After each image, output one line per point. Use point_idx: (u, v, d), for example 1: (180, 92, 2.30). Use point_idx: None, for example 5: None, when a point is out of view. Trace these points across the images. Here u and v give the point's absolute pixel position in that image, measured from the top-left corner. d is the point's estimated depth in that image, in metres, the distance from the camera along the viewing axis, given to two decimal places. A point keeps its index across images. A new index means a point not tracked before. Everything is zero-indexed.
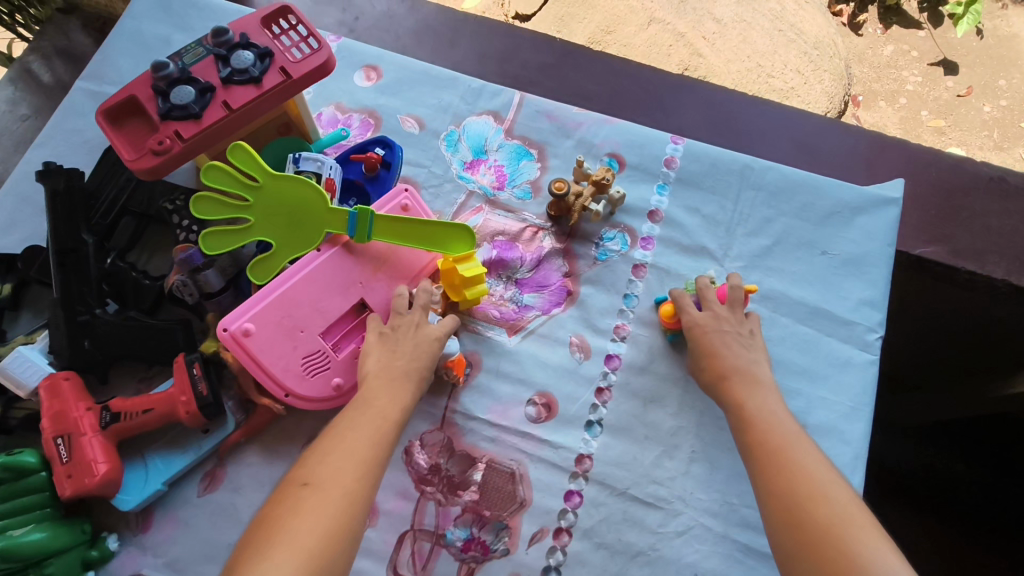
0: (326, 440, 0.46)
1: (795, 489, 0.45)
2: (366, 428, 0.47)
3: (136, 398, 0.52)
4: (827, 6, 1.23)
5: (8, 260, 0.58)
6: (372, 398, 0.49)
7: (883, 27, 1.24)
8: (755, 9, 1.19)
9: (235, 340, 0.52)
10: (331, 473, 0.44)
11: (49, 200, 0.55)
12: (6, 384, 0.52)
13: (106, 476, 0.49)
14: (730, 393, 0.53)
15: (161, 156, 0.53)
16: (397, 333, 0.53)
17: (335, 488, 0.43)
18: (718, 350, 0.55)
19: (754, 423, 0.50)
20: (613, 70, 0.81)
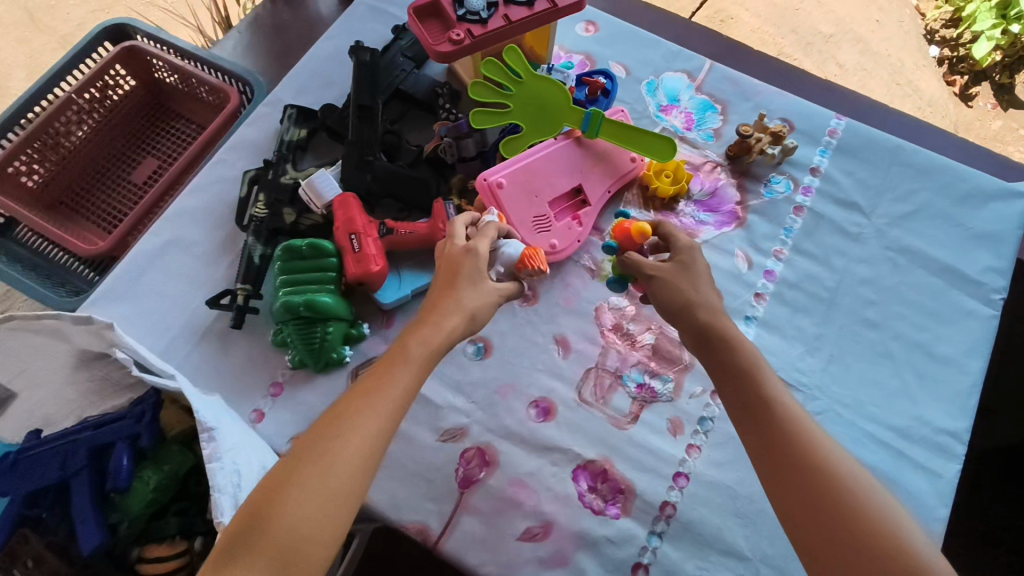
0: (334, 410, 0.48)
1: (822, 477, 0.46)
2: (371, 398, 0.48)
3: (404, 223, 0.67)
4: (942, 74, 1.35)
5: (307, 111, 0.75)
6: (391, 366, 0.51)
7: (993, 103, 1.33)
8: (878, 62, 1.35)
9: (490, 189, 0.66)
10: (333, 449, 0.45)
11: (357, 67, 0.72)
12: (309, 194, 0.68)
13: (379, 272, 0.64)
14: (725, 349, 0.55)
15: (455, 45, 0.68)
16: (443, 277, 0.57)
17: (334, 465, 0.45)
18: (697, 284, 0.59)
19: (765, 400, 0.51)
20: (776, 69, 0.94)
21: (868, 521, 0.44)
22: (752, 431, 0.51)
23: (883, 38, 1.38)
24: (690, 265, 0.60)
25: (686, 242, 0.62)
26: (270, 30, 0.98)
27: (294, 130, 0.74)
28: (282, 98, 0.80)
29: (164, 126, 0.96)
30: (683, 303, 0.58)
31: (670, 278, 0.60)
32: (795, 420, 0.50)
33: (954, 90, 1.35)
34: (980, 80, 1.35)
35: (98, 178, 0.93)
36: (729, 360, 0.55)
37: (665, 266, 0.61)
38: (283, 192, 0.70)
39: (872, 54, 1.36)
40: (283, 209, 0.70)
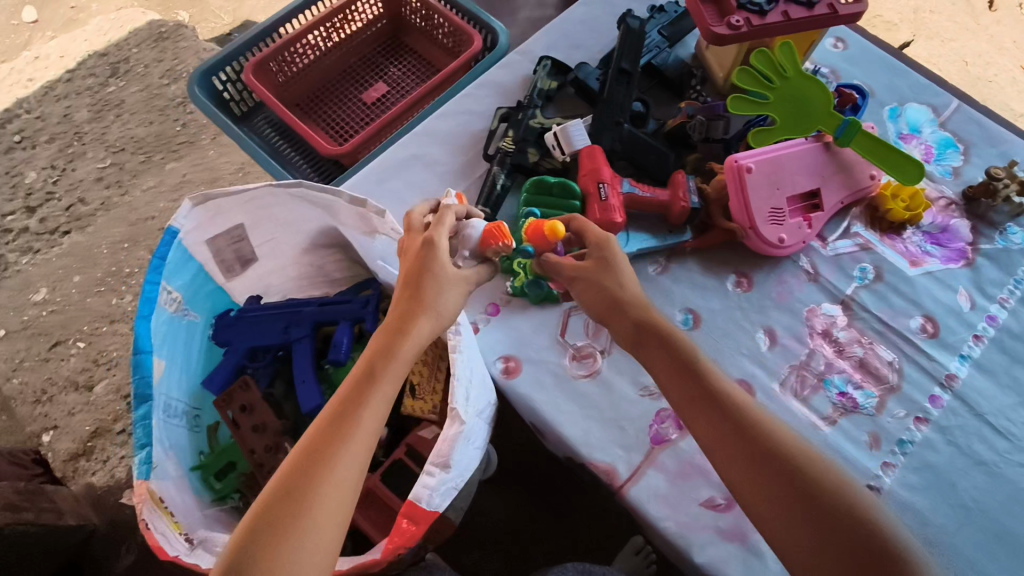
0: (305, 446, 0.48)
1: (790, 467, 0.48)
2: (348, 431, 0.49)
3: (645, 186, 0.70)
4: None
5: (561, 66, 0.79)
6: (361, 394, 0.51)
7: None
8: None
9: (739, 171, 0.67)
10: (314, 489, 0.46)
11: (624, 32, 0.74)
12: (560, 139, 0.71)
13: (617, 225, 0.67)
14: (661, 344, 0.57)
15: (732, 31, 0.69)
16: (408, 275, 0.58)
17: (318, 503, 0.45)
18: (625, 283, 0.60)
19: (714, 396, 0.53)
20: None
21: (845, 502, 0.46)
22: (708, 430, 0.52)
23: None
24: (612, 264, 0.61)
25: (607, 235, 0.63)
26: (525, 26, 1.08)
27: (546, 80, 0.78)
28: (532, 52, 0.82)
29: (396, 57, 1.03)
30: (613, 306, 0.60)
31: (592, 276, 0.61)
32: (752, 413, 0.52)
33: None
34: None
35: (331, 91, 1.00)
36: (675, 357, 0.56)
37: (585, 264, 0.62)
38: (529, 133, 0.74)
39: None
40: (528, 148, 0.74)
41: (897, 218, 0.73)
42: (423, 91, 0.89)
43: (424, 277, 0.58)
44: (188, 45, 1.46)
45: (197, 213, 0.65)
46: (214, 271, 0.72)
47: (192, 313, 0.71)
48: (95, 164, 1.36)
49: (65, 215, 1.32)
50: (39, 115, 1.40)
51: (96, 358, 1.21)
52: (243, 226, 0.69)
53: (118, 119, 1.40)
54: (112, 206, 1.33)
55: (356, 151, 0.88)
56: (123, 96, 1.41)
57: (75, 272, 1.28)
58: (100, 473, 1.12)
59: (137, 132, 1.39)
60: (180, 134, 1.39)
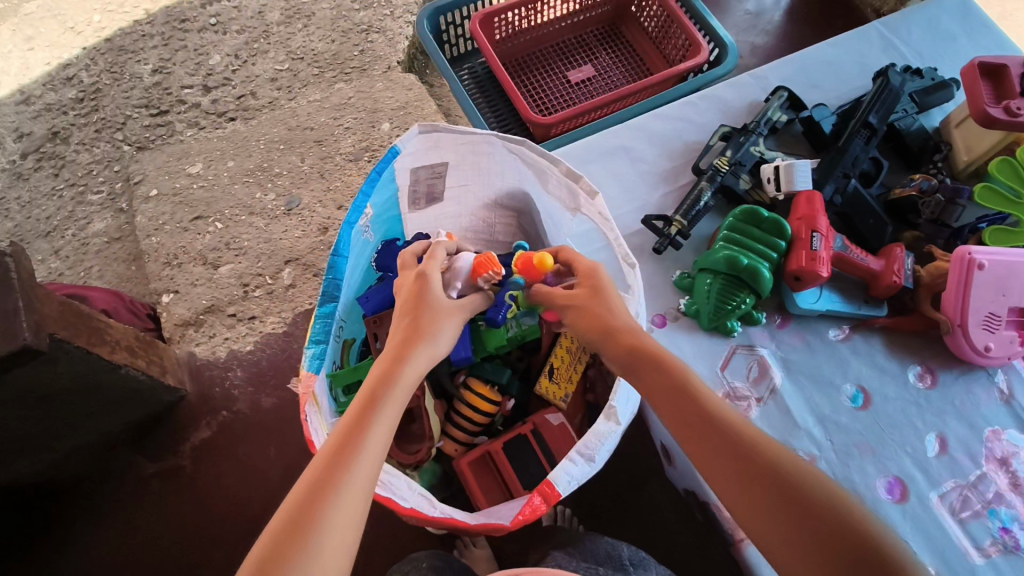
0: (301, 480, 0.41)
1: (791, 486, 0.40)
2: (351, 456, 0.42)
3: (859, 249, 0.66)
4: None
5: (797, 103, 0.76)
6: (364, 418, 0.44)
7: None
8: None
9: (968, 264, 0.62)
10: (312, 528, 0.38)
11: (880, 86, 0.71)
12: (782, 176, 0.68)
13: (822, 279, 0.64)
14: (656, 369, 0.49)
15: (1008, 117, 0.64)
16: (403, 306, 0.54)
17: (319, 546, 0.38)
18: (615, 311, 0.54)
19: (706, 412, 0.45)
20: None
21: (846, 524, 0.38)
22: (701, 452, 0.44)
23: None
24: (601, 292, 0.55)
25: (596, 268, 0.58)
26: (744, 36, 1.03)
27: (778, 112, 0.75)
28: (767, 80, 0.80)
29: (610, 46, 1.01)
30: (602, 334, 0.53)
31: (584, 306, 0.55)
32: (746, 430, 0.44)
33: None
34: None
35: (538, 62, 1.00)
36: (669, 377, 0.48)
37: (578, 293, 0.56)
38: (746, 160, 0.71)
39: None
40: (742, 173, 0.71)
41: None
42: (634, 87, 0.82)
43: (425, 302, 0.54)
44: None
45: (419, 140, 0.67)
46: (403, 199, 0.72)
47: (372, 231, 0.71)
48: (273, 65, 1.28)
49: (235, 104, 1.25)
50: (236, 6, 1.32)
51: (228, 241, 1.11)
52: (447, 164, 0.70)
53: (304, 30, 1.31)
54: (277, 108, 1.24)
55: (549, 125, 0.82)
56: (316, 9, 1.33)
57: (230, 157, 1.18)
58: (204, 346, 1.03)
59: (318, 47, 1.30)
60: (356, 58, 1.29)
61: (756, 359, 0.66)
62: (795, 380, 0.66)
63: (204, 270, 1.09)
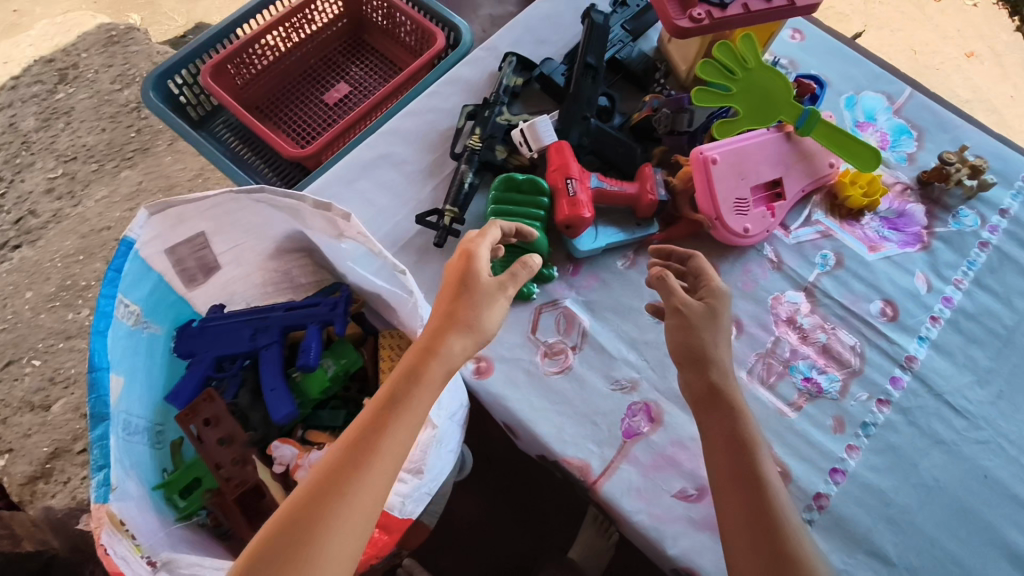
0: (321, 473, 0.45)
1: (773, 526, 0.50)
2: (368, 459, 0.46)
3: (614, 180, 0.70)
4: None
5: (527, 62, 0.79)
6: (383, 420, 0.47)
7: None
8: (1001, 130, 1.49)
9: (704, 163, 0.68)
10: (323, 525, 0.43)
11: (589, 28, 0.75)
12: (528, 135, 0.70)
13: (588, 218, 0.67)
14: (729, 416, 0.56)
15: (694, 25, 0.71)
16: (449, 282, 0.53)
17: (321, 553, 0.42)
18: (708, 348, 0.58)
19: (748, 450, 0.54)
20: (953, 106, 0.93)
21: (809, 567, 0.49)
22: (736, 503, 0.52)
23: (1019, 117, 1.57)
24: (693, 323, 0.59)
25: (720, 286, 0.61)
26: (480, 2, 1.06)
27: (513, 77, 0.78)
28: (499, 47, 0.82)
29: (358, 57, 1.01)
30: (703, 358, 0.58)
31: (693, 324, 0.59)
32: (777, 493, 0.52)
33: None
34: None
35: (292, 94, 0.98)
36: (736, 428, 0.55)
37: (696, 306, 0.60)
38: (496, 130, 0.74)
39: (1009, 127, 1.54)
40: (496, 145, 0.73)
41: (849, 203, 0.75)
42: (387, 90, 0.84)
43: (472, 283, 0.52)
44: (139, 50, 1.27)
45: (154, 222, 0.62)
46: (175, 281, 0.68)
47: (152, 325, 0.67)
48: (44, 175, 1.17)
49: (15, 230, 1.13)
50: None
51: (52, 376, 1.02)
52: (204, 233, 0.66)
53: (68, 128, 1.20)
54: (64, 219, 1.14)
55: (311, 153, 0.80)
56: (74, 103, 1.22)
57: (26, 287, 1.08)
58: (62, 494, 0.95)
59: (89, 140, 1.20)
60: (135, 140, 1.20)
61: (560, 312, 0.68)
62: (600, 318, 0.68)
63: (37, 416, 1.00)
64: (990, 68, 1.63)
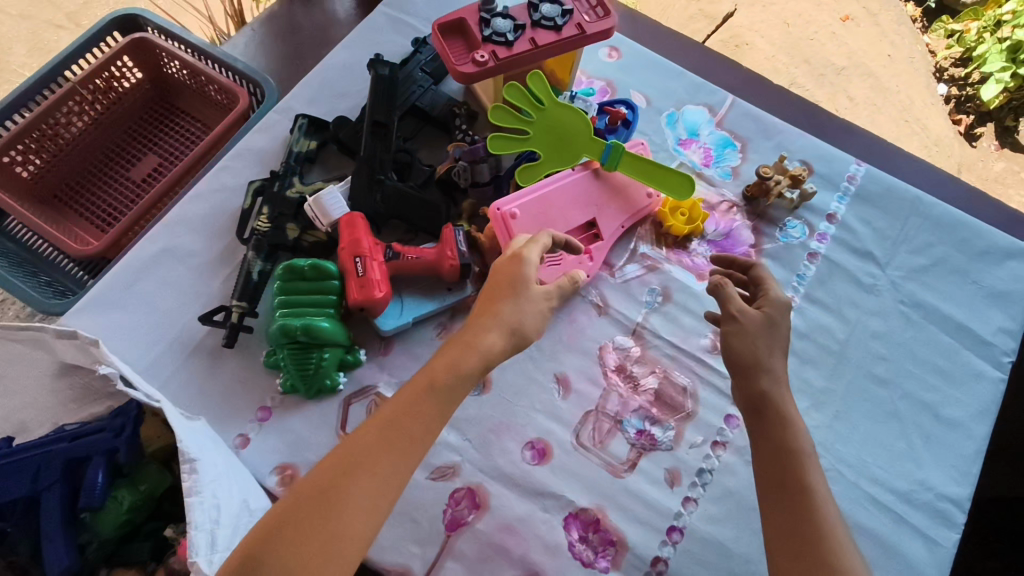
0: (354, 446, 0.46)
1: (811, 538, 0.47)
2: (400, 440, 0.46)
3: (411, 247, 0.65)
4: (950, 114, 1.43)
5: (318, 122, 0.72)
6: (417, 403, 0.48)
7: (995, 145, 1.42)
8: (886, 99, 1.45)
9: (503, 219, 0.64)
10: (346, 501, 0.43)
11: (374, 83, 0.69)
12: (315, 211, 0.66)
13: (384, 297, 0.62)
14: (784, 429, 0.52)
15: (479, 68, 0.66)
16: (493, 285, 0.55)
17: (342, 527, 0.43)
18: (761, 358, 0.55)
19: (800, 459, 0.51)
20: (787, 103, 0.94)
21: None
22: (779, 516, 0.49)
23: (893, 75, 1.47)
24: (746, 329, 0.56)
25: (782, 298, 0.58)
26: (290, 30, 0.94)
27: (304, 141, 0.71)
28: (294, 107, 0.76)
29: (168, 122, 0.92)
30: (753, 362, 0.55)
31: (751, 332, 0.56)
32: (826, 509, 0.48)
33: (960, 129, 1.43)
34: (984, 121, 1.44)
35: (94, 173, 0.88)
36: (785, 438, 0.52)
37: (754, 314, 0.57)
38: (287, 206, 0.67)
39: (881, 89, 1.45)
40: (286, 224, 0.67)
41: (674, 231, 0.72)
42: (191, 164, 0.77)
43: (523, 282, 0.54)
44: None
45: None
46: None
47: None
48: None
49: None
50: None
51: None
52: None
53: None
54: None
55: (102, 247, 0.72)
56: None
57: None
58: None
59: None
60: None
61: (373, 399, 0.63)
62: None
63: None
64: (866, 31, 1.53)
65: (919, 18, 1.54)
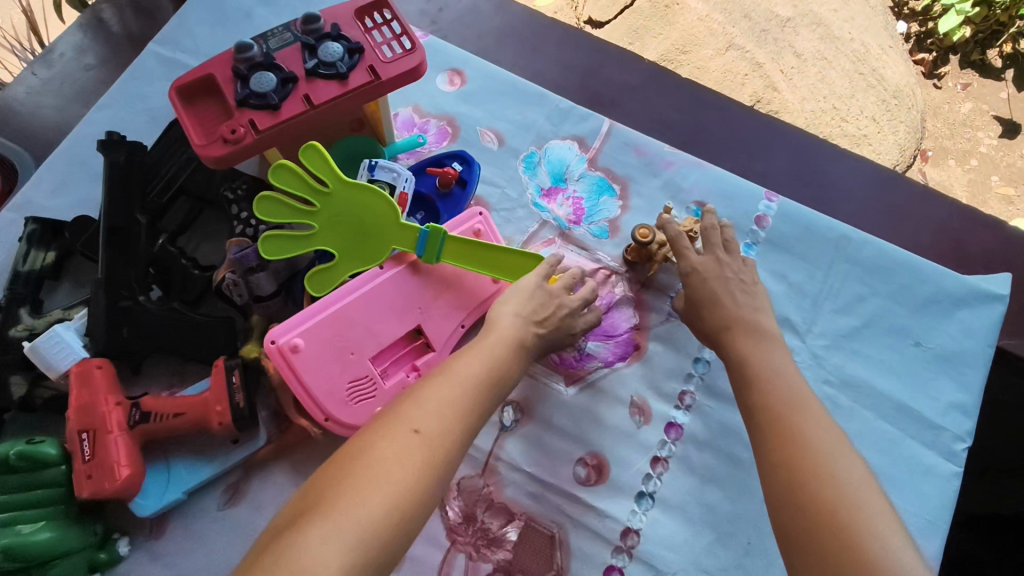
0: (442, 392, 0.41)
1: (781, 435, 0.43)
2: (479, 400, 0.43)
3: (168, 397, 0.49)
4: (907, 53, 1.13)
5: (55, 226, 0.55)
6: (489, 364, 0.45)
7: (962, 83, 1.13)
8: (839, 47, 1.06)
9: (282, 355, 0.48)
10: (442, 444, 0.39)
11: (107, 172, 0.52)
12: (37, 363, 0.49)
13: (127, 480, 0.46)
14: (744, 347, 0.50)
15: (231, 145, 0.49)
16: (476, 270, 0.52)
17: (433, 473, 0.38)
18: (717, 300, 0.53)
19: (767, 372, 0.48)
20: (689, 95, 0.73)
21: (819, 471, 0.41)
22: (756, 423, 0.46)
23: (847, 19, 1.08)
24: (694, 294, 0.54)
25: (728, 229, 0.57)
26: (62, 65, 0.72)
27: (36, 254, 0.54)
28: (32, 199, 0.58)
29: None
30: (719, 318, 0.52)
31: (709, 274, 0.54)
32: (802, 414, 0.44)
33: (920, 70, 1.14)
34: (948, 57, 1.15)
35: None
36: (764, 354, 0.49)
37: (704, 260, 0.55)
38: (8, 353, 0.50)
39: (831, 38, 1.06)
40: (9, 377, 0.50)
41: None
42: None
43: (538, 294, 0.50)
44: None
45: None
46: None
47: None
48: None
49: None
50: None
51: None
52: None
53: None
54: None
55: None
56: None
57: None
58: None
59: None
60: None
61: None
62: None
63: None
64: None
65: None
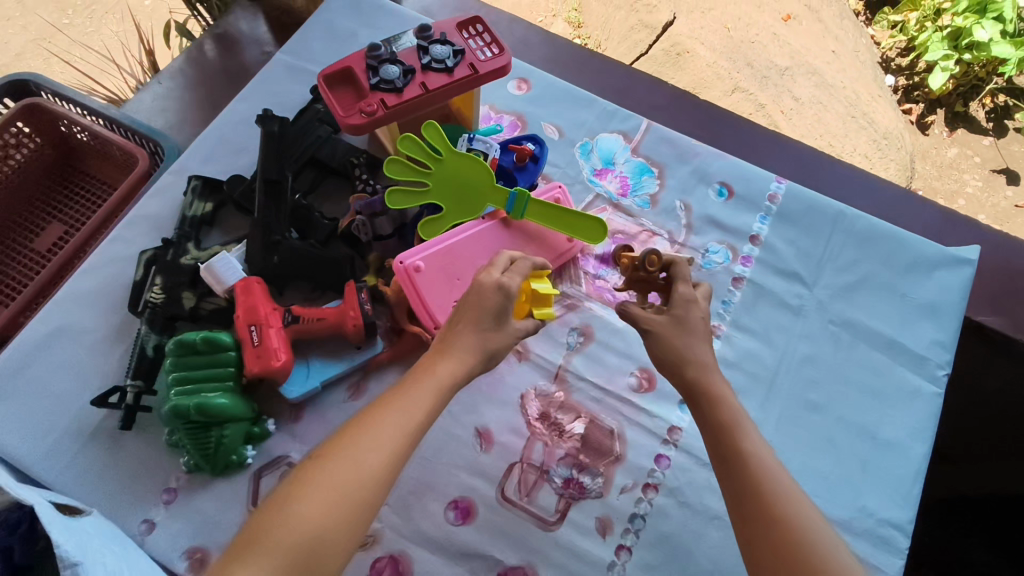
0: (366, 426, 0.46)
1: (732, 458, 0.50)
2: (405, 428, 0.47)
3: (312, 308, 0.62)
4: (897, 104, 1.30)
5: (213, 183, 0.70)
6: (418, 393, 0.49)
7: (949, 131, 1.30)
8: (833, 94, 1.23)
9: (407, 273, 0.62)
10: (353, 474, 0.44)
11: (265, 139, 0.67)
12: (209, 278, 0.62)
13: (285, 364, 0.59)
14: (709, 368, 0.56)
15: (366, 117, 0.64)
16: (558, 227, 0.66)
17: (339, 507, 0.42)
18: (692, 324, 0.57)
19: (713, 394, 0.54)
20: (712, 116, 0.90)
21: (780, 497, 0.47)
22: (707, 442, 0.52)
23: (839, 70, 1.26)
24: (685, 320, 0.56)
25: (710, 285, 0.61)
26: (193, 75, 0.91)
27: (199, 204, 0.69)
28: (189, 165, 0.73)
29: (74, 189, 0.88)
30: None
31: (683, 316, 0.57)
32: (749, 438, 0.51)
33: (911, 119, 1.31)
34: (935, 108, 1.31)
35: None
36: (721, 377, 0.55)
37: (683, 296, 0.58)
38: (182, 274, 0.64)
39: (826, 85, 1.24)
40: (181, 293, 0.64)
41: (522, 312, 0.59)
42: (94, 223, 0.78)
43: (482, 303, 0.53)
44: None
45: None
46: None
47: None
48: None
49: None
50: None
51: None
52: None
53: None
54: None
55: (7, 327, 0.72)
56: None
57: None
58: None
59: None
60: None
61: (284, 469, 0.60)
62: None
63: None
64: (808, 28, 1.29)
65: (861, 12, 1.40)
